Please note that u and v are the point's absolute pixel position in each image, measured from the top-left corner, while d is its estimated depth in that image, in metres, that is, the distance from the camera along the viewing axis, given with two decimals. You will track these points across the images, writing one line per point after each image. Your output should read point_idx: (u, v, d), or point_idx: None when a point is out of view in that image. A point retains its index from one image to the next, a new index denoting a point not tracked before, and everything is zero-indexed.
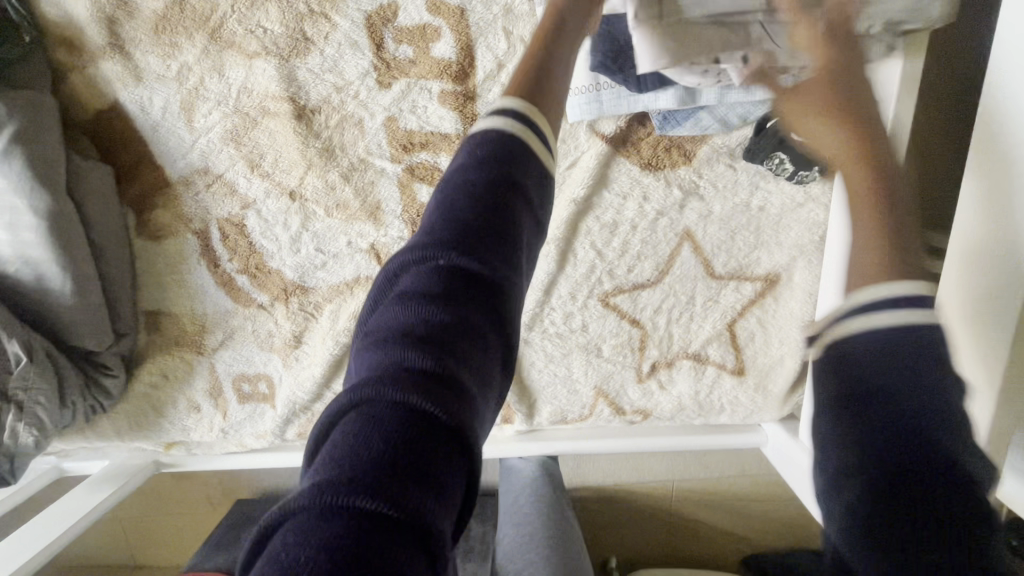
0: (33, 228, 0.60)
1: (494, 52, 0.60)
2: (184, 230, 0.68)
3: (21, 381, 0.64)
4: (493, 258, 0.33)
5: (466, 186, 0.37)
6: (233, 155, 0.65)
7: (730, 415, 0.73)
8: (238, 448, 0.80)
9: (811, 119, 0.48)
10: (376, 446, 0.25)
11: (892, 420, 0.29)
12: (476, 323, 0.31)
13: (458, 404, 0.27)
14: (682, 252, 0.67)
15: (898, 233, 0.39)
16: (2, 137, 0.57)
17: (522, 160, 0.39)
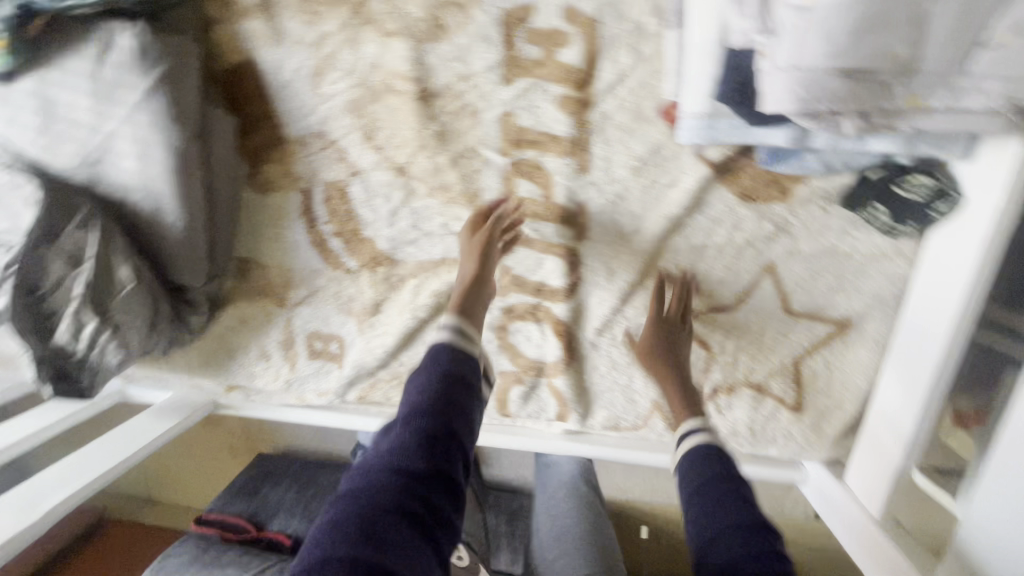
0: (162, 164, 0.63)
1: (618, 65, 0.63)
2: (290, 187, 0.72)
3: (123, 304, 0.68)
4: (445, 410, 0.51)
5: (420, 399, 0.52)
6: (351, 125, 0.68)
7: (780, 448, 0.74)
8: (296, 401, 0.83)
9: (652, 357, 0.67)
10: (355, 527, 0.43)
11: (709, 499, 0.51)
12: (433, 483, 0.47)
13: (427, 533, 0.45)
14: (763, 284, 0.68)
15: (685, 395, 0.64)
16: (151, 75, 0.61)
17: (465, 362, 0.56)
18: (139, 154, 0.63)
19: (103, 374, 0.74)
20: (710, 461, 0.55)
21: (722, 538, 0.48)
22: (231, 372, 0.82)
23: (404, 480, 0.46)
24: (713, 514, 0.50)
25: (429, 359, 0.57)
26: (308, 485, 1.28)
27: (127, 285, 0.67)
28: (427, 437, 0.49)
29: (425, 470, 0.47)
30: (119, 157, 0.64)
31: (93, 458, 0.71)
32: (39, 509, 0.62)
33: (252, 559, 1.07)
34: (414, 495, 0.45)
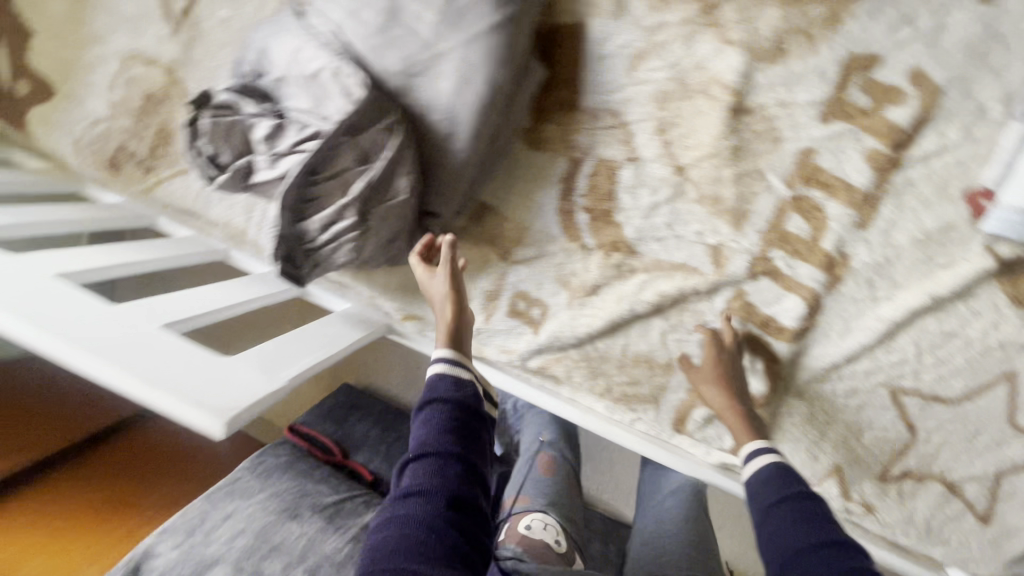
0: (476, 96, 0.65)
1: (944, 138, 0.62)
2: (562, 152, 0.72)
3: (383, 212, 0.69)
4: (453, 440, 0.55)
5: (428, 437, 0.55)
6: (649, 113, 0.69)
7: (945, 549, 0.74)
8: (473, 351, 0.84)
9: (711, 388, 0.71)
10: (395, 547, 0.49)
11: (788, 513, 0.54)
12: (465, 490, 0.53)
13: (466, 524, 0.51)
14: (998, 389, 0.68)
15: (758, 416, 0.68)
16: (501, 14, 0.63)
17: (460, 385, 0.60)
18: (458, 80, 0.65)
19: (325, 268, 0.76)
20: (782, 478, 0.58)
21: (804, 549, 0.50)
22: (423, 302, 0.85)
23: (435, 497, 0.51)
24: (794, 531, 0.52)
25: (427, 391, 0.60)
26: (393, 428, 1.29)
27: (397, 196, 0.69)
28: (452, 451, 0.54)
29: (455, 478, 0.53)
30: (436, 78, 0.65)
31: (304, 349, 0.70)
32: (278, 380, 0.60)
33: (341, 482, 1.08)
34: (447, 498, 0.51)
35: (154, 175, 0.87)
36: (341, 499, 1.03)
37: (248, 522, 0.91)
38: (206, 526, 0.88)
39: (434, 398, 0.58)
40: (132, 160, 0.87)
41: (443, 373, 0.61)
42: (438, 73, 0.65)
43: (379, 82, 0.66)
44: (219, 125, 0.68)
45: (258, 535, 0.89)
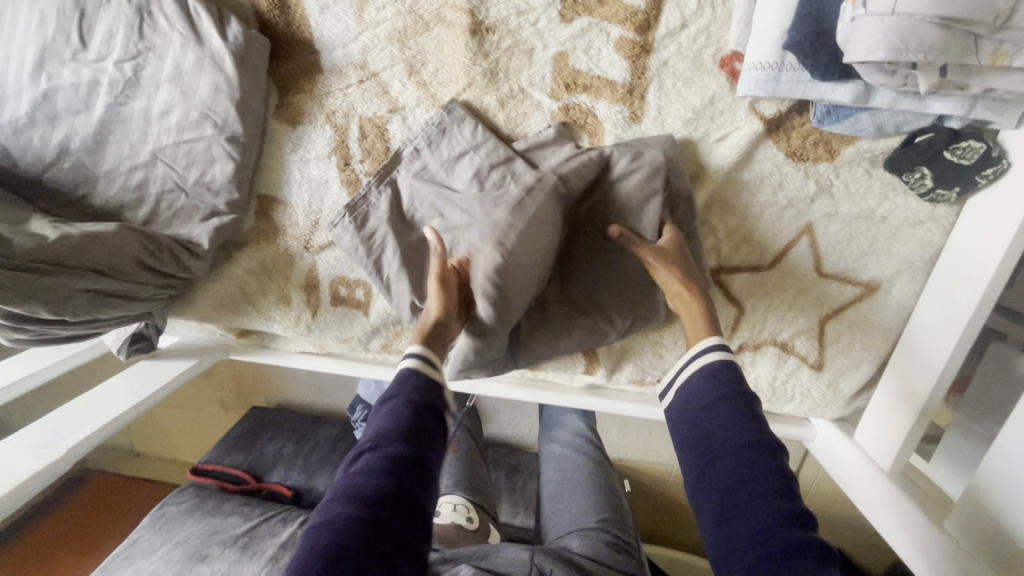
0: (207, 81, 0.62)
1: (682, 10, 0.60)
2: (324, 120, 0.67)
3: (117, 251, 0.61)
4: (426, 410, 0.52)
5: (391, 419, 0.51)
6: (394, 56, 0.64)
7: (797, 404, 0.79)
8: (317, 348, 0.81)
9: (661, 265, 0.62)
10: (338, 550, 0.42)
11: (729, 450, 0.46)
12: (414, 462, 0.48)
13: (410, 503, 0.46)
14: (799, 244, 0.70)
15: (678, 261, 0.62)
16: (236, 25, 0.61)
17: (434, 380, 0.55)
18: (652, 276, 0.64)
19: (77, 337, 0.64)
20: (719, 400, 0.50)
21: (724, 458, 0.46)
22: (242, 322, 0.79)
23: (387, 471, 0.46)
24: (727, 430, 0.48)
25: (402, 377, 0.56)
26: (306, 438, 1.27)
27: (143, 253, 0.64)
28: (410, 423, 0.50)
29: (404, 466, 0.47)
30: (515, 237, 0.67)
31: (99, 406, 0.66)
32: (54, 453, 0.56)
33: (254, 508, 1.06)
34: (394, 475, 0.46)
35: None
36: (252, 526, 1.00)
37: None
38: None
39: (408, 391, 0.53)
40: None
41: (412, 368, 0.55)
42: (162, 82, 0.62)
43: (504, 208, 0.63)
44: None
45: None
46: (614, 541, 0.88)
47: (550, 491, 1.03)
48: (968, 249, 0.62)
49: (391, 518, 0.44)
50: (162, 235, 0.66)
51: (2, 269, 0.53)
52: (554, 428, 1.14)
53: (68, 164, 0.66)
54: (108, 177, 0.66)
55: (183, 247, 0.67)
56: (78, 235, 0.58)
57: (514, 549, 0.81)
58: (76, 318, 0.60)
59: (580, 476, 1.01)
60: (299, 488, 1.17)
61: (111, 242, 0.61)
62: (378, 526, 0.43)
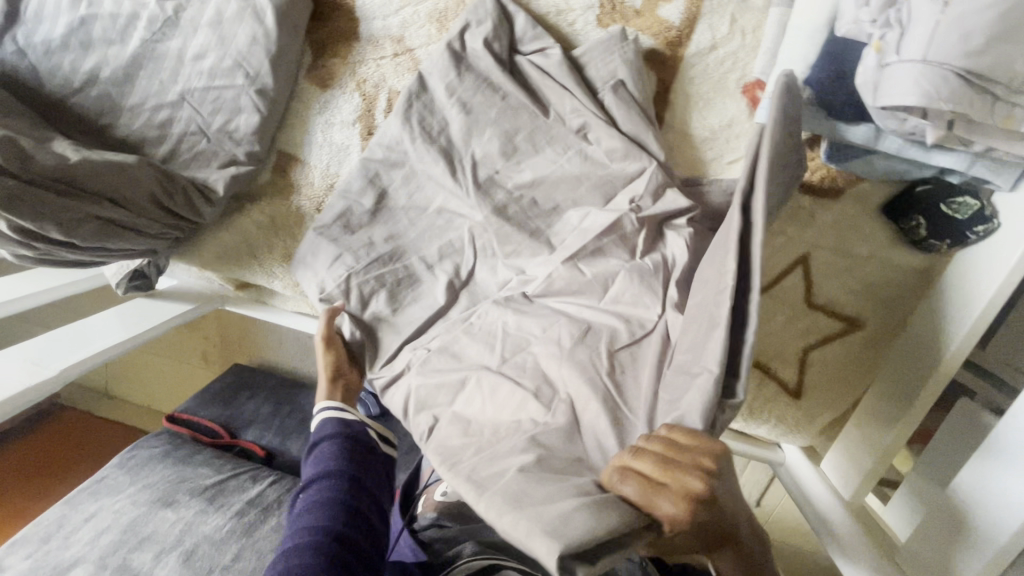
0: (247, 31, 0.63)
1: (714, 32, 0.63)
2: (353, 87, 0.68)
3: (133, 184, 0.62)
4: (361, 440, 0.67)
5: (331, 467, 0.63)
6: (432, 34, 0.66)
7: (773, 429, 0.81)
8: (311, 310, 0.82)
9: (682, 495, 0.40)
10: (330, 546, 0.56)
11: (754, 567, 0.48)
12: (368, 465, 0.66)
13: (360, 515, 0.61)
14: (793, 273, 0.73)
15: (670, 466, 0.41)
16: None
17: (354, 421, 0.68)
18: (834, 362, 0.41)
19: (81, 262, 0.65)
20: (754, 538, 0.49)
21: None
22: (244, 274, 0.80)
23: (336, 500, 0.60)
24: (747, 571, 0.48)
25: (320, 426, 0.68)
26: (284, 402, 1.26)
27: (160, 191, 0.64)
28: (352, 452, 0.65)
29: (352, 485, 0.62)
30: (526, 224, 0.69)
31: (96, 333, 0.67)
32: (44, 372, 0.57)
33: (226, 462, 1.06)
34: (342, 497, 0.61)
35: None
36: (221, 479, 1.01)
37: (114, 518, 0.88)
38: (65, 531, 0.85)
39: (334, 431, 0.67)
40: None
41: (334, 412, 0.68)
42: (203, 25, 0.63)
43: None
44: None
45: (127, 529, 0.87)
46: None
47: None
48: (946, 302, 0.63)
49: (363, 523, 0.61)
50: (179, 175, 0.66)
51: (19, 180, 0.54)
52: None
53: (96, 92, 0.66)
54: (135, 111, 0.67)
55: (198, 190, 0.68)
56: (100, 162, 0.59)
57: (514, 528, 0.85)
58: (84, 243, 0.60)
59: None
60: (272, 449, 1.18)
61: (130, 174, 0.61)
62: (345, 528, 0.59)
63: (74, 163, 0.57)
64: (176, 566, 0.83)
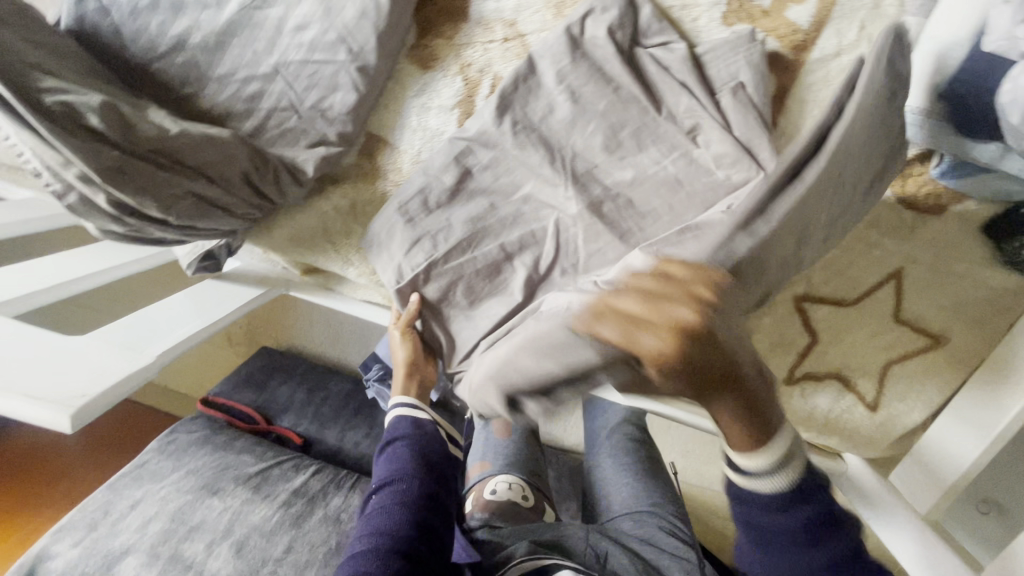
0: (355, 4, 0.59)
1: (841, 37, 0.61)
2: (456, 70, 0.65)
3: (227, 160, 0.58)
4: (429, 447, 0.73)
5: (399, 466, 0.69)
6: (546, 20, 0.63)
7: (844, 440, 0.82)
8: (383, 300, 0.79)
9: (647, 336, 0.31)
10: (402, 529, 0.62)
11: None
12: (434, 469, 0.71)
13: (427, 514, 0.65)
14: (884, 288, 0.72)
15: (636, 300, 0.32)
16: None
17: (424, 423, 0.76)
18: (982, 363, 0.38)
19: (163, 241, 0.61)
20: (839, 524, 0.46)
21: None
22: (316, 259, 0.76)
23: (408, 494, 0.66)
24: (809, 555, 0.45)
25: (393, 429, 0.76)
26: (319, 388, 1.23)
27: (252, 170, 0.60)
28: (420, 456, 0.71)
29: (421, 486, 0.67)
30: None
31: (177, 321, 0.62)
32: (145, 357, 0.53)
33: (267, 450, 1.03)
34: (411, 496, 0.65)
35: None
36: (265, 468, 0.98)
37: (161, 506, 0.85)
38: (110, 518, 0.82)
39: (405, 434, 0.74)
40: None
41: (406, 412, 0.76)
42: None
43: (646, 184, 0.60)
44: None
45: (175, 517, 0.84)
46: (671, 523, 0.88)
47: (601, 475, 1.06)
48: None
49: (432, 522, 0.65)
50: (270, 154, 0.62)
51: (122, 150, 0.50)
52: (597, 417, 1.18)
53: (182, 58, 0.62)
54: (222, 81, 0.63)
55: (287, 171, 0.64)
56: (200, 134, 0.55)
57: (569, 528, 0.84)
58: (176, 222, 0.56)
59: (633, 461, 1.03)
60: (309, 437, 1.15)
61: (227, 150, 0.57)
62: (416, 523, 0.63)
63: (175, 135, 0.53)
64: (229, 557, 0.81)
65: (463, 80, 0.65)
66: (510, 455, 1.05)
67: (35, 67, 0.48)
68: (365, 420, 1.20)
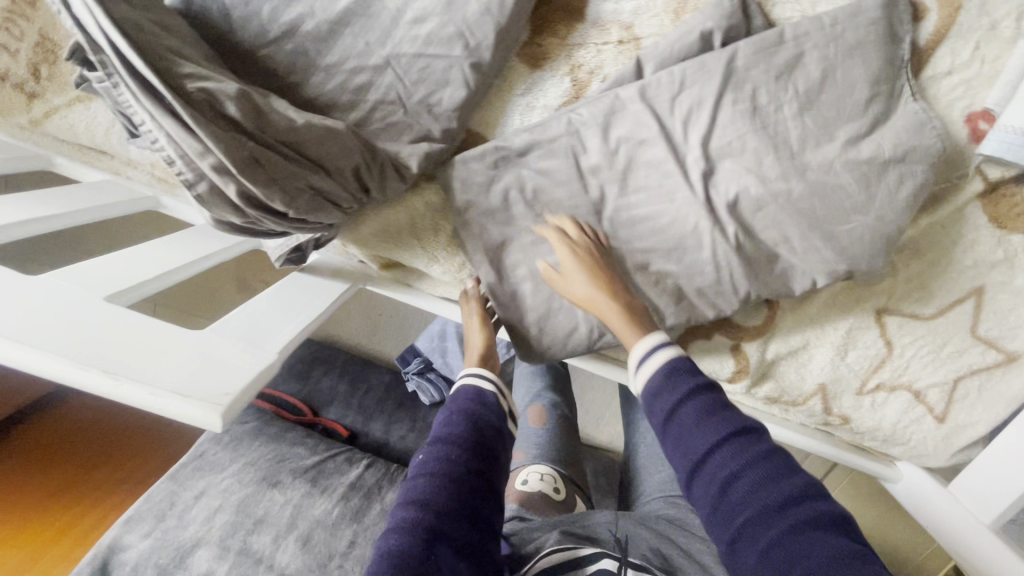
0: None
1: (953, 58, 0.62)
2: (567, 71, 0.64)
3: (345, 155, 0.56)
4: (485, 427, 0.63)
5: (450, 432, 0.61)
6: (664, 24, 0.62)
7: (908, 448, 0.84)
8: (463, 298, 0.79)
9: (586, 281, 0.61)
10: (445, 502, 0.55)
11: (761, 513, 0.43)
12: (486, 454, 0.61)
13: (475, 494, 0.57)
14: (965, 304, 0.72)
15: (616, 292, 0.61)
16: None
17: (485, 398, 0.67)
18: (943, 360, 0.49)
19: (270, 232, 0.60)
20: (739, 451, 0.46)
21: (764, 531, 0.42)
22: (398, 255, 0.75)
23: (455, 465, 0.58)
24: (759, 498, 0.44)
25: (453, 405, 0.66)
26: (362, 380, 1.22)
27: (366, 169, 0.59)
28: (471, 442, 0.60)
29: (473, 462, 0.59)
30: None
31: (278, 315, 0.61)
32: (266, 355, 0.52)
33: (319, 443, 1.02)
34: (462, 468, 0.58)
35: (41, 103, 0.68)
36: (320, 461, 0.97)
37: (224, 498, 0.84)
38: (177, 509, 0.82)
39: (462, 408, 0.65)
40: (5, 82, 0.67)
41: (473, 390, 0.67)
42: None
43: (759, 195, 0.61)
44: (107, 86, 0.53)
45: (239, 510, 0.83)
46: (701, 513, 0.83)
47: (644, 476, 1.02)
48: None
49: (482, 501, 0.58)
50: (380, 150, 0.61)
51: (256, 142, 0.49)
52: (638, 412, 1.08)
53: (291, 46, 0.60)
54: (329, 71, 0.60)
55: (394, 168, 0.63)
56: (323, 126, 0.54)
57: (603, 514, 0.79)
58: (294, 216, 0.55)
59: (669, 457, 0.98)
60: (355, 429, 1.14)
61: (345, 144, 0.56)
62: (464, 500, 0.56)
63: (301, 129, 0.52)
64: (296, 552, 0.80)
65: (573, 79, 0.64)
66: (545, 446, 1.05)
67: (175, 52, 0.47)
68: (409, 414, 1.19)
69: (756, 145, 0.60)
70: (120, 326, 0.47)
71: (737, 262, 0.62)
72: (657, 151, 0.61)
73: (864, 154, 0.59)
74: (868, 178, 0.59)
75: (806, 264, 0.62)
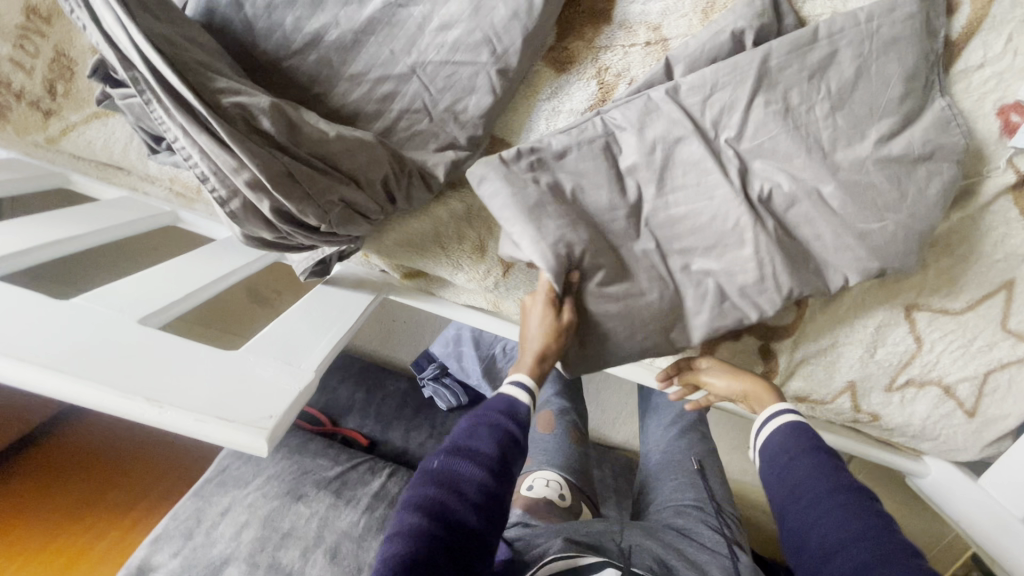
0: (505, 4, 0.57)
1: (985, 51, 0.62)
2: (594, 74, 0.63)
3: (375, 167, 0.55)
4: (514, 445, 0.54)
5: (475, 443, 0.53)
6: (693, 24, 0.62)
7: (938, 443, 0.83)
8: (487, 306, 0.78)
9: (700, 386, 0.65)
10: (450, 518, 0.47)
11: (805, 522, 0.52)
12: (507, 475, 0.52)
13: (483, 517, 0.48)
14: (996, 297, 0.71)
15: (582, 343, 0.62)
16: None
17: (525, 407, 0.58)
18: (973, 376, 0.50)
19: (300, 246, 0.59)
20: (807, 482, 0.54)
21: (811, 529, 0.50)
22: (421, 264, 0.74)
23: (469, 482, 0.50)
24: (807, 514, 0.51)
25: (488, 410, 0.58)
26: (378, 388, 1.21)
27: (395, 179, 0.58)
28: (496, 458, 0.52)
29: (492, 480, 0.50)
30: None
31: (308, 331, 0.60)
32: (303, 374, 0.51)
33: (340, 453, 1.01)
34: (479, 486, 0.49)
35: (58, 120, 0.68)
36: (343, 471, 0.96)
37: (251, 513, 0.83)
38: (204, 526, 0.81)
39: (498, 420, 0.56)
40: (21, 100, 0.66)
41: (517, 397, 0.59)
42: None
43: (792, 195, 0.60)
44: (137, 105, 0.53)
45: (266, 525, 0.82)
46: (718, 524, 0.72)
47: (648, 476, 0.89)
48: None
49: (489, 526, 0.49)
50: (407, 159, 0.59)
51: (290, 157, 0.48)
52: (656, 416, 0.96)
53: (316, 56, 0.59)
54: (354, 81, 0.59)
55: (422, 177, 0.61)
56: (354, 137, 0.52)
57: (603, 522, 0.69)
58: (326, 230, 0.54)
59: (682, 459, 0.85)
60: (375, 437, 1.13)
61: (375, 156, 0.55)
62: (472, 520, 0.48)
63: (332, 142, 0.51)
64: (325, 566, 0.79)
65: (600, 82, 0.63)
66: (551, 450, 0.91)
67: (208, 68, 0.47)
68: (427, 421, 1.18)
69: (790, 145, 0.59)
70: (158, 349, 0.46)
71: (782, 257, 0.59)
72: (689, 153, 0.60)
73: (897, 151, 0.58)
74: (901, 175, 0.59)
75: (839, 264, 0.61)
